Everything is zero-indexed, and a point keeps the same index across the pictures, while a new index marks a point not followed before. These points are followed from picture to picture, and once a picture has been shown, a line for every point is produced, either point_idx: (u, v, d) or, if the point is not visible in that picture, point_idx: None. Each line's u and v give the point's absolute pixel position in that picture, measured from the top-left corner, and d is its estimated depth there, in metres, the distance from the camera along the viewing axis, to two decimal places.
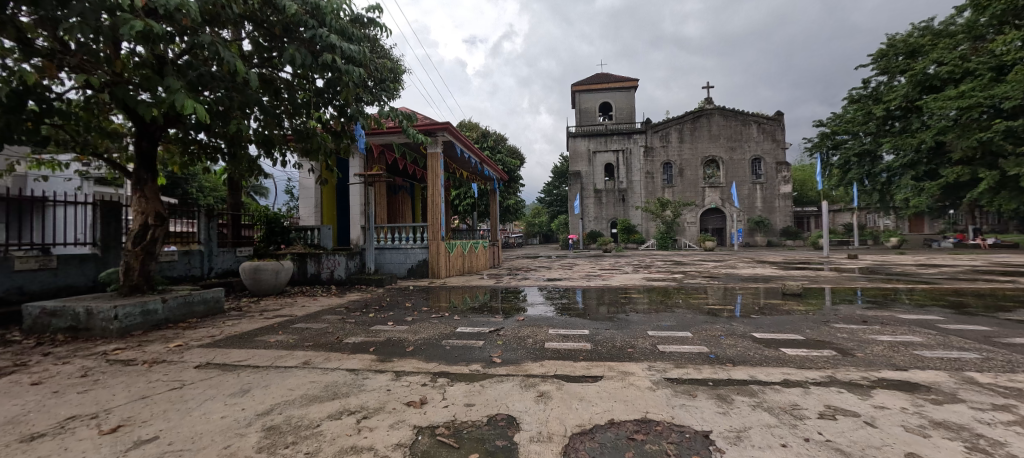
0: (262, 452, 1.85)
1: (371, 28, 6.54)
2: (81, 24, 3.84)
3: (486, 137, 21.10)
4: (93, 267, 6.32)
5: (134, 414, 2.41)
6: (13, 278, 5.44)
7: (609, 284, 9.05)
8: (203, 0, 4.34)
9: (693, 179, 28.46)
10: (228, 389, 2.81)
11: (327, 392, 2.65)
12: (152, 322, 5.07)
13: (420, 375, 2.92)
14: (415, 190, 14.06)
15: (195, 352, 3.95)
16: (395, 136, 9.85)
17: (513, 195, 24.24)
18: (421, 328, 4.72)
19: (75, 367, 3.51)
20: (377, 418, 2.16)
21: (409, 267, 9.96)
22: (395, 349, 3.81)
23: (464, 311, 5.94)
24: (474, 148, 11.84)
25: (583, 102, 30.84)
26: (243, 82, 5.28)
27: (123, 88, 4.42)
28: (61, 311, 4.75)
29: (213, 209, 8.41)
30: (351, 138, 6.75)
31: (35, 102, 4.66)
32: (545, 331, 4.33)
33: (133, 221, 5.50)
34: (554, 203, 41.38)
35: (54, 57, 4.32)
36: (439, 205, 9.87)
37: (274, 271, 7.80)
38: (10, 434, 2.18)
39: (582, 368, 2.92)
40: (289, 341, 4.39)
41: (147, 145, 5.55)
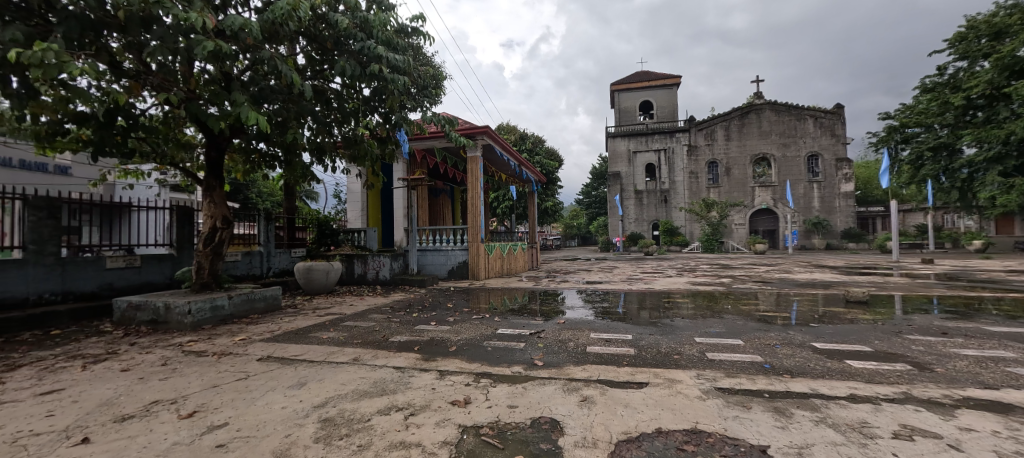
0: (319, 442, 1.95)
1: (414, 37, 6.78)
2: (161, 46, 4.25)
3: (524, 139, 21.20)
4: (170, 266, 6.98)
5: (207, 401, 2.63)
6: (106, 275, 6.12)
7: (651, 287, 8.78)
8: (264, 19, 4.69)
9: (742, 178, 27.01)
10: (286, 381, 3.00)
11: (376, 388, 2.76)
12: (220, 317, 5.51)
13: (464, 375, 2.98)
14: (454, 193, 14.33)
15: (257, 346, 4.26)
16: (436, 140, 10.11)
17: (552, 197, 24.14)
18: (463, 329, 4.81)
19: (156, 356, 3.88)
20: (424, 415, 2.23)
21: (449, 268, 10.16)
22: (438, 348, 3.91)
23: (504, 313, 5.97)
24: (513, 151, 11.90)
25: (623, 101, 30.18)
26: (298, 94, 5.64)
27: (195, 103, 4.86)
28: (144, 305, 5.28)
29: (271, 213, 9.02)
30: (394, 144, 7.08)
31: (123, 118, 5.22)
32: (586, 334, 4.28)
33: (203, 224, 6.01)
34: (593, 204, 40.89)
35: (139, 78, 4.82)
36: (478, 208, 10.01)
37: (325, 271, 8.25)
38: (104, 415, 2.44)
39: (626, 373, 2.86)
40: (340, 338, 4.62)
41: (215, 154, 6.05)
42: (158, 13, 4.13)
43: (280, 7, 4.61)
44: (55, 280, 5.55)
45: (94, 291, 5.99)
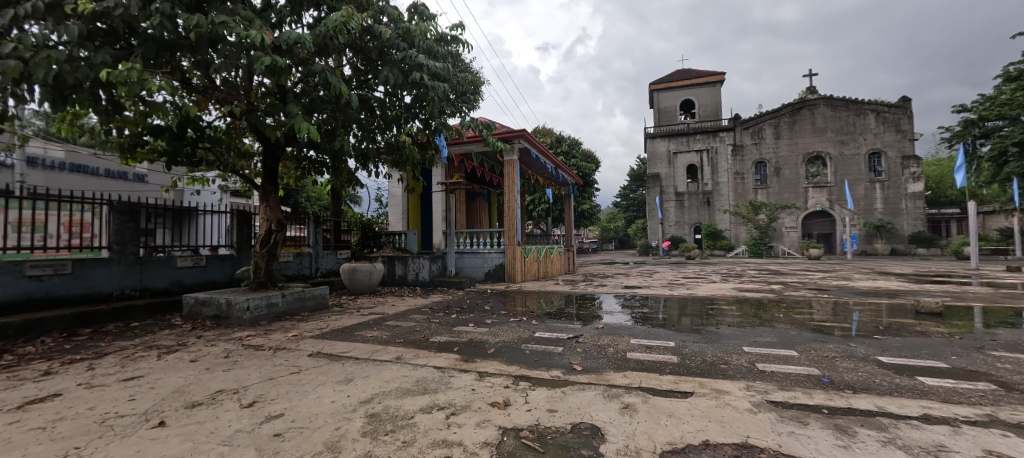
0: (366, 436, 2.04)
1: (453, 45, 6.96)
2: (226, 62, 4.63)
3: (560, 142, 21.09)
4: (230, 265, 7.54)
5: (264, 392, 2.81)
6: (176, 273, 6.70)
7: (694, 293, 8.43)
8: (315, 34, 4.98)
9: (794, 179, 25.44)
10: (335, 377, 3.16)
11: (418, 387, 2.84)
12: (274, 314, 5.88)
13: (503, 377, 3.00)
14: (491, 197, 14.48)
15: (308, 342, 4.50)
16: (474, 145, 10.27)
17: (588, 200, 23.81)
18: (501, 331, 4.85)
19: (219, 349, 4.19)
20: (465, 415, 2.27)
21: (486, 271, 10.25)
22: (477, 350, 3.96)
23: (541, 316, 5.96)
24: (549, 154, 11.89)
25: (662, 100, 29.32)
26: (345, 103, 5.93)
27: (255, 114, 5.24)
28: (208, 301, 5.73)
29: (319, 216, 9.52)
30: (434, 149, 7.32)
31: (192, 130, 5.71)
32: (626, 341, 4.18)
33: (260, 227, 6.44)
34: (630, 207, 40.09)
35: (206, 92, 5.26)
36: (515, 211, 10.07)
37: (368, 272, 8.58)
38: (176, 402, 2.67)
39: (669, 382, 2.77)
40: (383, 337, 4.80)
41: (271, 161, 6.47)
42: (224, 33, 4.50)
43: (330, 22, 4.89)
44: (135, 277, 6.13)
45: (166, 288, 6.56)
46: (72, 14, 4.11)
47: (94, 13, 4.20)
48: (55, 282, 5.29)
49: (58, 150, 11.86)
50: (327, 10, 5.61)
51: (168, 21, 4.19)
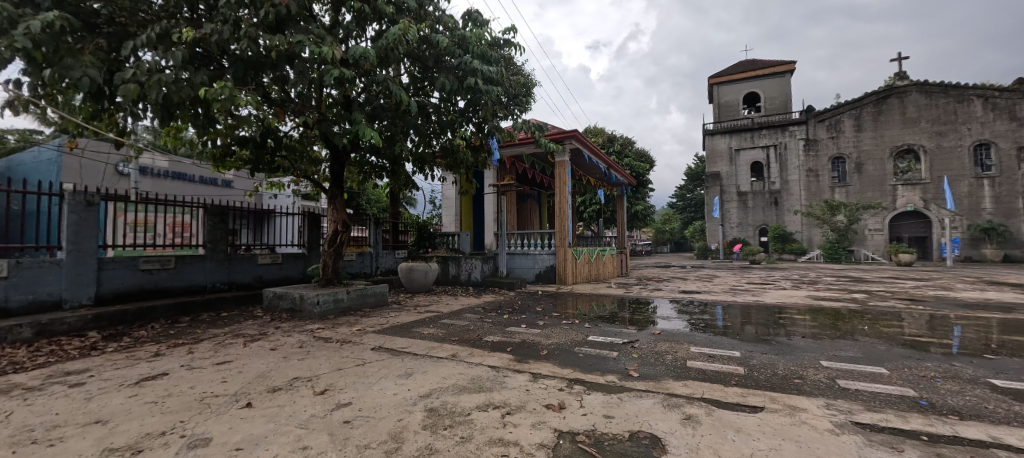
0: (427, 430, 2.13)
1: (506, 48, 7.06)
2: (300, 77, 5.04)
3: (612, 141, 20.60)
4: (302, 263, 8.20)
5: (334, 382, 3.02)
6: (258, 270, 7.40)
7: (761, 300, 7.84)
8: (378, 46, 5.26)
9: (879, 176, 22.84)
10: (396, 371, 3.32)
11: (474, 385, 2.91)
12: (340, 309, 6.30)
13: (557, 380, 2.98)
14: (542, 198, 14.46)
15: (371, 337, 4.77)
16: (526, 147, 10.32)
17: (642, 200, 22.97)
18: (553, 333, 4.83)
19: (293, 340, 4.58)
20: (521, 415, 2.29)
21: (537, 272, 10.25)
22: (530, 351, 3.98)
23: (594, 320, 5.86)
24: (602, 154, 11.67)
25: (723, 95, 27.67)
26: (404, 110, 6.22)
27: (325, 122, 5.66)
28: (284, 295, 6.27)
29: (379, 218, 10.07)
30: (486, 151, 7.52)
31: (271, 139, 6.28)
32: (685, 348, 3.98)
33: (329, 227, 6.93)
34: (687, 208, 38.31)
35: (284, 105, 5.75)
36: (567, 212, 9.98)
37: (424, 271, 8.92)
38: (260, 386, 2.95)
39: (736, 395, 2.60)
40: (439, 334, 4.96)
41: (337, 166, 6.92)
42: (299, 50, 4.90)
43: (392, 35, 5.17)
44: (224, 272, 6.85)
45: (249, 283, 7.26)
46: (177, 41, 4.69)
47: (194, 39, 4.75)
48: (161, 275, 6.05)
49: (162, 160, 13.58)
50: (388, 23, 5.92)
51: (253, 43, 4.65)
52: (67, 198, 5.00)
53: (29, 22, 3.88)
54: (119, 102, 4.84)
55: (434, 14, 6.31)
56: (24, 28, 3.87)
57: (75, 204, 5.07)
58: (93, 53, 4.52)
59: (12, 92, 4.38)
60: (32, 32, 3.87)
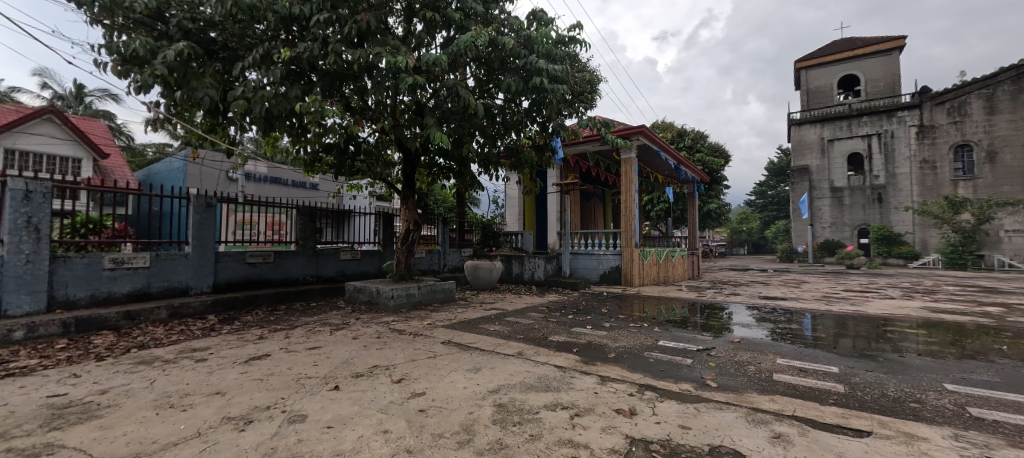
0: (496, 424, 2.17)
1: (571, 45, 6.97)
2: (378, 86, 5.41)
3: (682, 136, 19.49)
4: (377, 259, 8.82)
5: (409, 372, 3.21)
6: (340, 265, 8.09)
7: (860, 310, 6.93)
8: (448, 51, 5.45)
9: (1021, 166, 19.05)
10: (466, 365, 3.44)
11: (541, 384, 2.91)
12: (412, 303, 6.67)
13: (627, 384, 2.89)
14: (606, 197, 14.10)
15: (440, 331, 5.00)
16: (591, 144, 10.11)
17: (716, 198, 21.45)
18: (621, 336, 4.68)
19: (372, 330, 4.94)
20: (589, 418, 2.25)
21: (602, 273, 10.00)
22: (597, 353, 3.89)
23: (663, 324, 5.58)
24: (672, 150, 11.08)
25: (812, 80, 24.96)
26: (471, 113, 6.39)
27: (399, 127, 6.04)
28: (363, 288, 6.78)
29: (447, 217, 10.50)
30: (551, 150, 7.55)
31: (352, 145, 6.82)
32: (770, 359, 3.64)
33: (402, 226, 7.35)
34: (769, 206, 35.12)
35: (364, 112, 6.16)
36: (633, 211, 9.62)
37: (489, 269, 9.13)
38: (345, 371, 3.22)
39: (835, 415, 2.33)
40: (505, 331, 5.05)
41: (409, 169, 7.31)
42: (377, 61, 5.27)
43: (460, 41, 5.37)
44: (313, 266, 7.60)
45: (333, 276, 7.97)
46: (276, 61, 5.27)
47: (290, 58, 5.29)
48: (263, 268, 6.85)
49: (263, 166, 15.43)
50: (457, 30, 6.14)
51: (338, 57, 5.10)
52: (192, 200, 5.88)
53: (166, 53, 4.61)
54: (231, 117, 5.57)
55: (500, 17, 6.42)
56: (162, 58, 4.61)
57: (198, 205, 5.94)
58: (212, 75, 5.24)
59: (154, 111, 5.23)
60: (168, 61, 4.60)
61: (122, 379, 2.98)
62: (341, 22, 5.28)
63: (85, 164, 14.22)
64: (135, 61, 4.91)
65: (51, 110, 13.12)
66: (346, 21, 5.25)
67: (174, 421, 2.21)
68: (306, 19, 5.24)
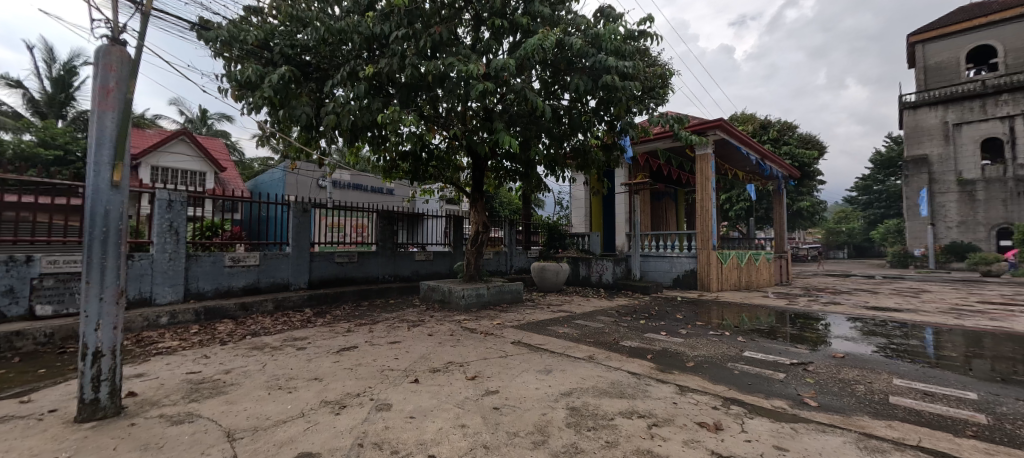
0: (571, 428, 2.16)
1: (641, 40, 6.70)
2: (449, 95, 5.64)
3: (767, 128, 17.82)
4: (448, 260, 9.24)
5: (482, 369, 3.31)
6: (415, 265, 8.57)
7: (1002, 326, 5.79)
8: (516, 55, 5.51)
9: None
10: (537, 365, 3.47)
11: (615, 390, 2.83)
12: (481, 302, 6.86)
13: (709, 396, 2.71)
14: (679, 196, 13.32)
15: (511, 331, 5.10)
16: (662, 141, 9.61)
17: (808, 195, 19.28)
18: (700, 344, 4.39)
19: (446, 328, 5.16)
20: (669, 429, 2.14)
21: (674, 276, 9.48)
22: (673, 361, 3.69)
23: (748, 333, 5.14)
24: (755, 144, 10.18)
25: (931, 55, 21.44)
26: (539, 116, 6.41)
27: (469, 132, 6.26)
28: (435, 288, 7.12)
29: (513, 219, 10.66)
30: (619, 149, 7.36)
31: (425, 152, 7.19)
32: (883, 379, 3.18)
33: (471, 229, 7.59)
34: (874, 203, 30.34)
35: (437, 121, 6.46)
36: (711, 211, 8.99)
37: (555, 271, 9.06)
38: (423, 365, 3.41)
39: (975, 450, 1.97)
40: (574, 334, 5.00)
41: (477, 173, 7.52)
42: (449, 71, 5.52)
43: (528, 45, 5.42)
44: (391, 266, 8.14)
45: (409, 275, 8.46)
46: (360, 77, 5.73)
47: (371, 74, 5.72)
48: (349, 267, 7.49)
49: (347, 174, 16.98)
50: (524, 34, 6.22)
51: (414, 70, 5.41)
52: (292, 206, 6.61)
53: (272, 77, 5.25)
54: (322, 131, 6.17)
55: (566, 17, 6.38)
56: (268, 81, 5.25)
57: (296, 210, 6.67)
58: (307, 95, 5.85)
59: (262, 129, 5.97)
60: (273, 84, 5.24)
61: (241, 361, 3.44)
62: (416, 37, 5.61)
63: (208, 177, 16.66)
64: (248, 86, 5.64)
65: (183, 132, 15.50)
66: (421, 35, 5.56)
67: (284, 401, 2.50)
68: (386, 36, 5.65)
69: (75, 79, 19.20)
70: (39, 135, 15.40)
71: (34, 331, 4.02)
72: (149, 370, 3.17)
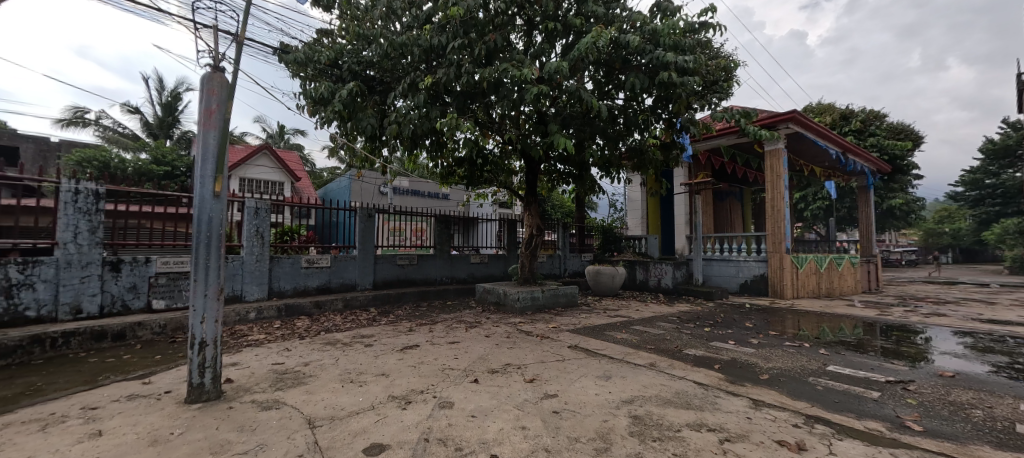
0: (634, 437, 2.08)
1: (701, 32, 6.37)
2: (504, 100, 5.72)
3: (849, 119, 16.12)
4: (502, 263, 9.35)
5: (540, 372, 3.30)
6: (471, 267, 8.77)
7: None
8: (570, 57, 5.46)
9: None
10: (595, 371, 3.39)
11: (680, 400, 2.69)
12: (536, 305, 6.86)
13: (788, 413, 2.49)
14: (746, 196, 12.43)
15: (567, 335, 5.04)
16: (726, 137, 9.03)
17: (901, 192, 17.13)
18: (775, 355, 4.06)
19: (502, 330, 5.23)
20: (744, 446, 1.99)
21: (742, 282, 8.85)
22: (745, 373, 3.43)
23: (831, 345, 4.65)
24: (835, 136, 9.24)
25: None
26: (593, 116, 6.30)
27: (523, 136, 6.31)
28: (491, 290, 7.24)
29: (567, 222, 10.57)
30: (679, 147, 7.05)
31: (480, 157, 7.35)
32: (1007, 404, 2.72)
33: (526, 232, 7.63)
34: (985, 200, 26.12)
35: (492, 126, 6.58)
36: (784, 211, 8.28)
37: (611, 275, 8.83)
38: (481, 366, 3.48)
39: None
40: (633, 340, 4.83)
41: (530, 176, 7.54)
42: (503, 77, 5.59)
43: (581, 45, 5.36)
44: (448, 268, 8.41)
45: (465, 278, 8.68)
46: (420, 88, 6.00)
47: (430, 85, 5.96)
48: (409, 269, 7.83)
49: (406, 181, 17.86)
50: (577, 35, 6.16)
51: (470, 78, 5.56)
52: (358, 211, 7.05)
53: (341, 92, 5.66)
54: (385, 140, 6.54)
55: (621, 15, 6.22)
56: (338, 97, 5.67)
57: (362, 215, 7.11)
58: (372, 107, 6.23)
59: (332, 140, 6.46)
60: (343, 99, 5.67)
61: (318, 355, 3.73)
62: (471, 46, 5.77)
63: (286, 187, 18.27)
64: (321, 102, 6.14)
65: (265, 147, 17.14)
66: (476, 43, 5.69)
67: (356, 393, 2.67)
68: (443, 47, 5.85)
69: (180, 103, 21.98)
70: (153, 154, 17.82)
71: (151, 322, 4.64)
72: (242, 360, 3.54)
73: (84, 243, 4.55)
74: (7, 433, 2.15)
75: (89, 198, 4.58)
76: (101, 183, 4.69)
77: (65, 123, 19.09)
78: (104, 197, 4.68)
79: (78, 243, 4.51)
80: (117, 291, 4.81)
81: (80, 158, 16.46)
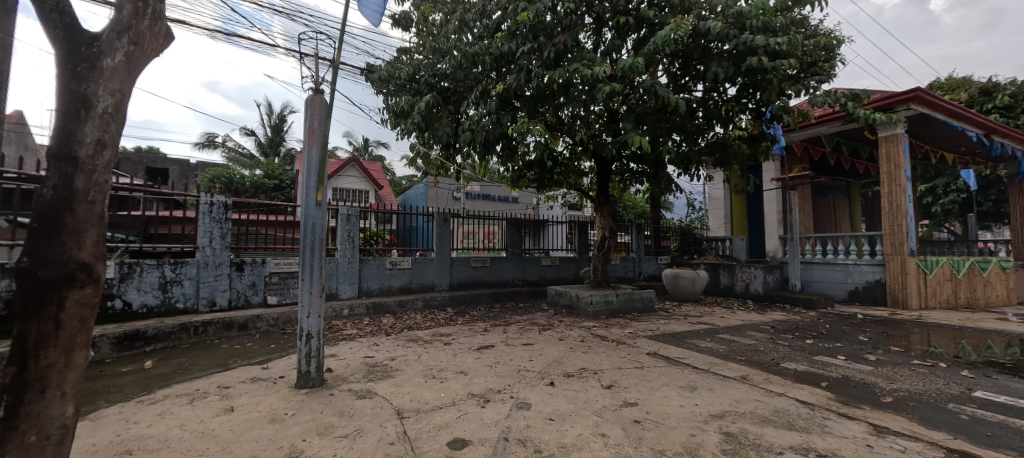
0: (728, 455, 1.92)
1: (796, 9, 5.72)
2: (574, 101, 5.65)
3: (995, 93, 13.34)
4: (573, 265, 9.25)
5: (618, 379, 3.19)
6: (541, 269, 8.79)
7: None
8: (645, 51, 5.23)
9: None
10: (679, 381, 3.19)
11: (780, 419, 2.42)
12: (610, 309, 6.66)
13: (920, 444, 2.12)
14: (854, 190, 10.89)
15: (644, 341, 4.82)
16: (828, 125, 8.00)
17: None
18: (899, 375, 3.49)
19: (576, 334, 5.16)
20: None
21: (850, 289, 7.78)
22: (861, 393, 3.00)
23: (976, 366, 3.87)
24: (975, 116, 7.71)
25: None
26: (670, 111, 5.96)
27: (594, 136, 6.18)
28: (564, 293, 7.19)
29: (641, 224, 10.13)
30: (770, 140, 6.39)
31: (549, 160, 7.34)
32: None
33: (598, 234, 7.45)
34: None
35: (563, 127, 6.53)
36: (907, 207, 7.11)
37: (691, 279, 8.28)
38: (557, 369, 3.46)
39: None
40: (720, 350, 4.47)
41: (601, 177, 7.36)
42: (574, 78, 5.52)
43: (656, 38, 5.11)
44: (519, 270, 8.50)
45: (536, 280, 8.72)
46: (491, 95, 6.17)
47: (500, 91, 6.10)
48: (483, 271, 8.07)
49: (477, 186, 18.45)
50: (651, 28, 5.88)
51: (539, 81, 5.58)
52: (435, 216, 7.44)
53: (420, 105, 6.03)
54: (458, 148, 6.82)
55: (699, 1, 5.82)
56: (417, 109, 6.03)
57: (438, 220, 7.49)
58: (447, 116, 6.53)
59: (411, 150, 6.89)
60: (421, 111, 6.04)
61: (402, 351, 3.99)
62: (541, 50, 5.79)
63: (370, 195, 19.86)
64: (401, 114, 6.59)
65: (353, 160, 18.86)
66: (546, 46, 5.71)
67: (438, 389, 2.81)
68: (513, 53, 5.94)
69: (285, 124, 25.03)
70: (265, 170, 20.53)
71: (267, 316, 5.32)
72: (339, 352, 3.91)
73: (217, 246, 5.36)
74: (166, 404, 2.61)
75: (221, 209, 5.39)
76: (229, 196, 5.49)
77: (200, 146, 22.74)
78: (231, 207, 5.48)
79: (213, 246, 5.33)
80: (241, 288, 5.59)
81: (211, 175, 19.50)
